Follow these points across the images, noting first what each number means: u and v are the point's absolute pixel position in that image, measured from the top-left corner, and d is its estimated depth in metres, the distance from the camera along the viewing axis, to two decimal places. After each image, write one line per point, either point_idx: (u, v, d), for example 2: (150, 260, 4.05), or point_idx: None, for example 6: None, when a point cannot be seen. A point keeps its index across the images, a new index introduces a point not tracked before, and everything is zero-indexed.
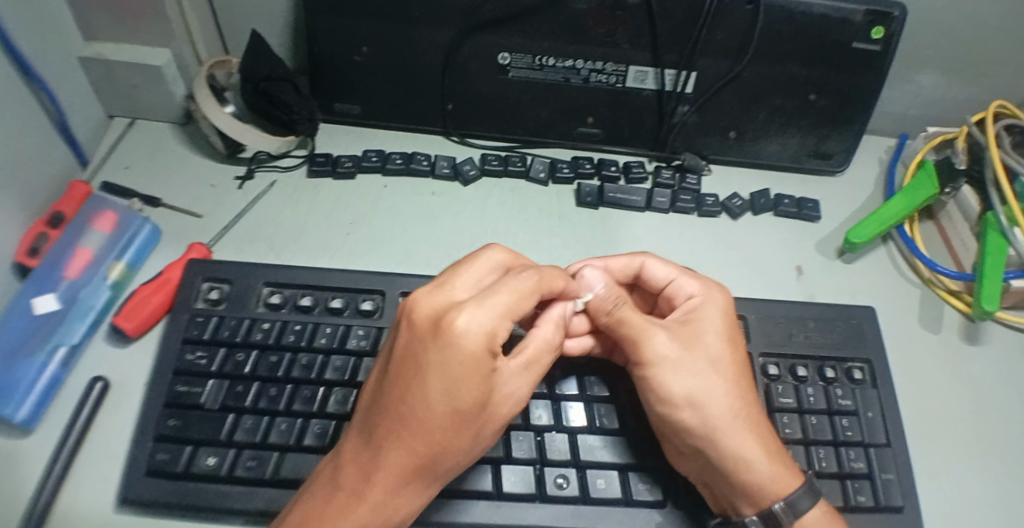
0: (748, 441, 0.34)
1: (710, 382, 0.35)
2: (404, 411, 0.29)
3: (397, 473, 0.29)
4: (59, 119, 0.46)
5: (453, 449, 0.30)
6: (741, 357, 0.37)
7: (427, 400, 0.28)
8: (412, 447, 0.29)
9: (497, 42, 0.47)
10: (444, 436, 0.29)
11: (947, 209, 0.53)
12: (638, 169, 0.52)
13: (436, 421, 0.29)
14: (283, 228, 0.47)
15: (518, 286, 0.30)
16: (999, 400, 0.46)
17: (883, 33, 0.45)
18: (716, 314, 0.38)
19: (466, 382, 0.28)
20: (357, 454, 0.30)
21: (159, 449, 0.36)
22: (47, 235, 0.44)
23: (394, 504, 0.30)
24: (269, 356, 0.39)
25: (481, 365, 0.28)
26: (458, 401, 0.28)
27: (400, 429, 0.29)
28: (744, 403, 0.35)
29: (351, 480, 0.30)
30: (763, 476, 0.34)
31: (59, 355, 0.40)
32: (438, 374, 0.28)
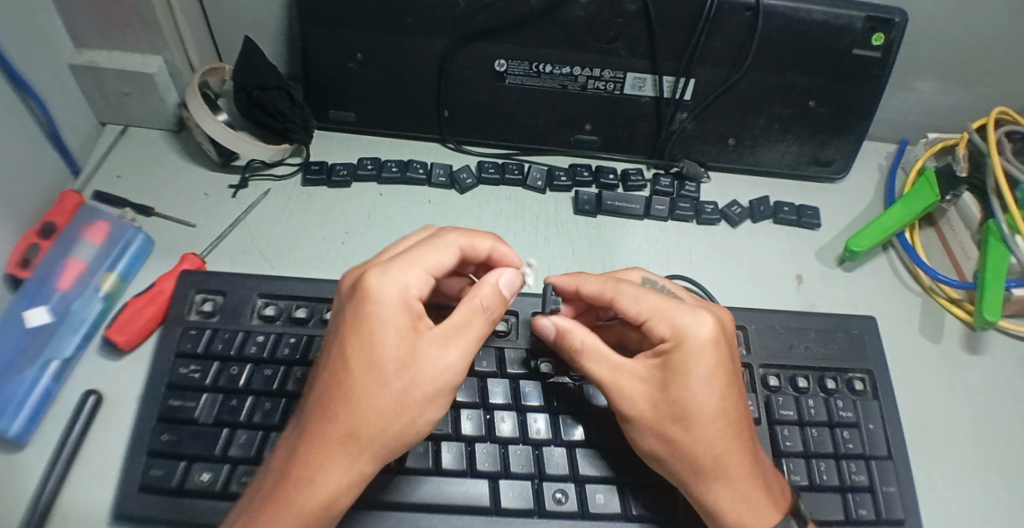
0: (718, 490, 0.33)
1: (677, 442, 0.33)
2: (331, 367, 0.30)
3: (323, 437, 0.29)
4: (50, 128, 0.45)
5: (376, 412, 0.29)
6: (729, 404, 0.33)
7: (345, 353, 0.29)
8: (335, 410, 0.29)
9: (494, 49, 0.47)
10: (365, 395, 0.29)
11: (948, 216, 0.53)
12: (637, 176, 0.51)
13: (357, 380, 0.29)
14: (277, 238, 0.47)
15: (438, 250, 0.33)
16: (1000, 411, 0.46)
17: (883, 40, 0.45)
18: (692, 358, 0.33)
19: (382, 337, 0.29)
20: (291, 435, 0.30)
21: (152, 464, 0.36)
22: (38, 246, 0.43)
23: (323, 483, 0.29)
24: (264, 370, 0.39)
25: (395, 314, 0.29)
26: (371, 349, 0.29)
27: (328, 387, 0.29)
28: (728, 451, 0.33)
29: (282, 459, 0.29)
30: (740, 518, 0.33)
31: (52, 369, 0.40)
32: (354, 322, 0.29)
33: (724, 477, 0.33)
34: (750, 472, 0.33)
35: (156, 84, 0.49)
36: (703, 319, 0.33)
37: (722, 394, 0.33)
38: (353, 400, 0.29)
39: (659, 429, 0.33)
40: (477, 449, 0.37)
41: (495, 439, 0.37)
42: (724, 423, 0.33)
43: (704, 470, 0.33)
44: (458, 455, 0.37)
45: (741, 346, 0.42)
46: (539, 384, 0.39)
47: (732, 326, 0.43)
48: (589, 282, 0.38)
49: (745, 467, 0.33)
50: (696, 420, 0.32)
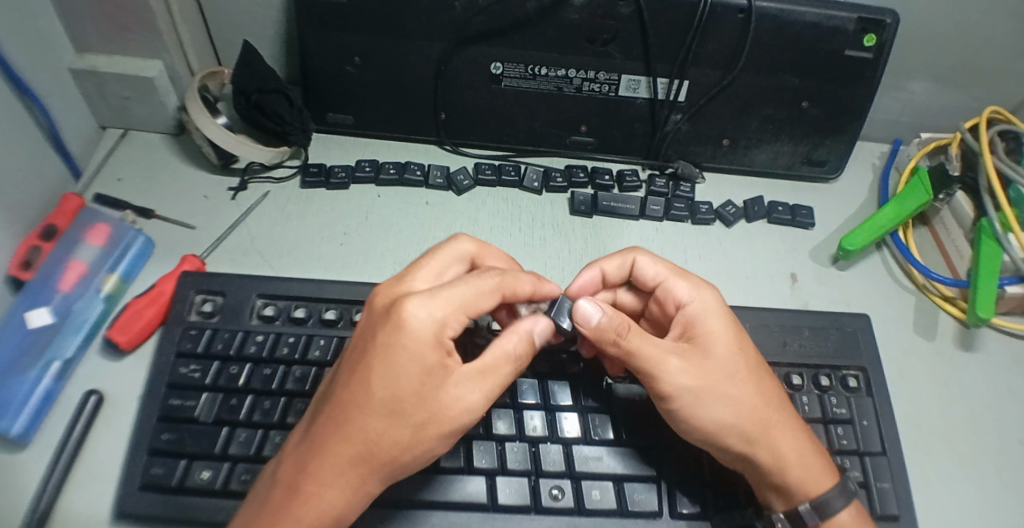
0: (776, 445, 0.34)
1: (738, 401, 0.34)
2: (351, 387, 0.30)
3: (332, 460, 0.29)
4: (51, 132, 0.46)
5: (392, 442, 0.30)
6: (753, 361, 0.36)
7: (367, 383, 0.29)
8: (348, 434, 0.29)
9: (489, 52, 0.47)
10: (379, 421, 0.29)
11: (941, 215, 0.53)
12: (632, 177, 0.52)
13: (375, 407, 0.29)
14: (276, 239, 0.47)
15: (482, 284, 0.32)
16: (993, 408, 0.46)
17: (875, 41, 0.46)
18: (716, 319, 0.36)
19: (409, 371, 0.29)
20: (296, 449, 0.31)
21: (153, 463, 0.36)
22: (40, 248, 0.44)
23: (325, 497, 0.29)
24: (264, 369, 0.39)
25: (424, 347, 0.29)
26: (394, 382, 0.29)
27: (342, 413, 0.30)
28: (769, 410, 0.35)
29: (287, 471, 0.30)
30: (795, 477, 0.34)
31: (53, 370, 0.40)
32: (382, 355, 0.29)
33: (777, 433, 0.35)
34: (796, 431, 0.35)
35: (156, 88, 0.49)
36: (711, 289, 0.37)
37: (750, 353, 0.36)
38: (363, 428, 0.29)
39: (723, 390, 0.34)
40: (473, 446, 0.37)
41: (492, 437, 0.38)
42: (762, 380, 0.36)
43: (759, 436, 0.34)
44: (455, 453, 0.37)
45: None
46: (536, 382, 0.40)
47: None
48: (608, 263, 0.40)
49: (789, 427, 0.35)
50: (737, 379, 0.34)
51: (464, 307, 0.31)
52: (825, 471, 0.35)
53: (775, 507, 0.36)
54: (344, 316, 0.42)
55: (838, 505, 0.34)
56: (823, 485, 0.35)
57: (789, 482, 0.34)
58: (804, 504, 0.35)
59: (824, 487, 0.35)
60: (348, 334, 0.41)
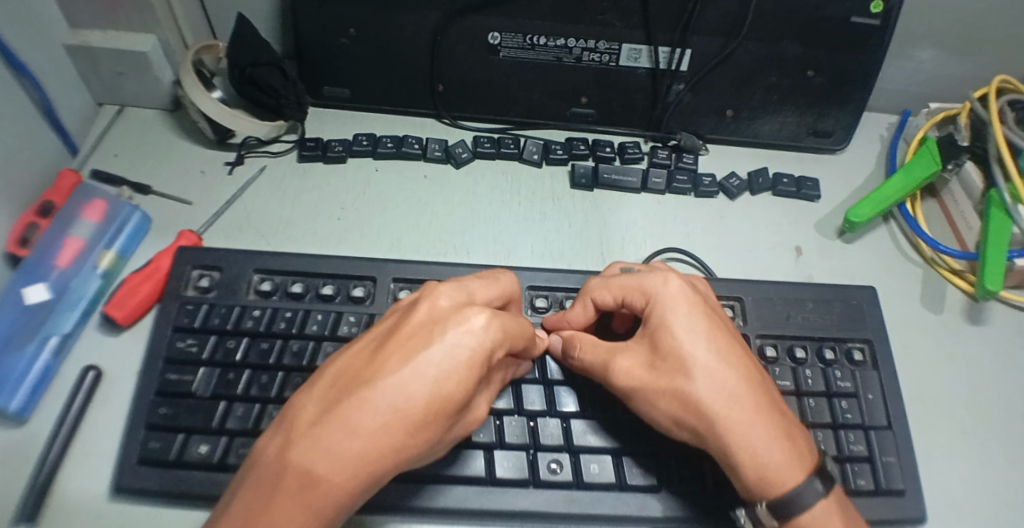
0: (732, 442, 0.31)
1: (682, 393, 0.32)
2: (398, 381, 0.28)
3: (355, 457, 0.27)
4: (47, 109, 0.45)
5: (419, 449, 0.28)
6: (720, 349, 0.33)
7: (419, 384, 0.27)
8: (382, 432, 0.27)
9: (486, 22, 0.46)
10: (418, 425, 0.28)
11: (950, 186, 0.52)
12: (634, 149, 0.51)
13: (422, 410, 0.27)
14: (273, 215, 0.47)
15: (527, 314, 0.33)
16: (1001, 382, 0.45)
17: (882, 7, 0.44)
18: (668, 314, 0.33)
19: (466, 378, 0.28)
20: (305, 431, 0.28)
21: (150, 437, 0.36)
22: (37, 225, 0.43)
23: (338, 489, 0.27)
24: (260, 343, 0.39)
25: (483, 359, 0.29)
26: (444, 382, 0.28)
27: (377, 407, 0.27)
28: (735, 399, 0.31)
29: (297, 457, 0.27)
30: (753, 475, 0.31)
31: (50, 345, 0.40)
32: (444, 359, 0.28)
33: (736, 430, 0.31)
34: (767, 413, 0.31)
35: (150, 64, 0.49)
36: (665, 280, 0.34)
37: (705, 345, 0.32)
38: (401, 431, 0.27)
39: (662, 390, 0.33)
40: None
41: (490, 411, 0.38)
42: (723, 372, 0.32)
43: (706, 431, 0.32)
44: None
45: (738, 317, 0.43)
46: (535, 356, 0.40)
47: (728, 297, 0.43)
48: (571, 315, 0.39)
49: (756, 416, 0.31)
50: (690, 369, 0.32)
51: (514, 333, 0.31)
52: (803, 457, 0.31)
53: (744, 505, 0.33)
54: (342, 291, 0.42)
55: (810, 499, 0.30)
56: (794, 479, 0.30)
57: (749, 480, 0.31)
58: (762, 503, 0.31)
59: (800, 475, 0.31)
60: (345, 310, 0.41)
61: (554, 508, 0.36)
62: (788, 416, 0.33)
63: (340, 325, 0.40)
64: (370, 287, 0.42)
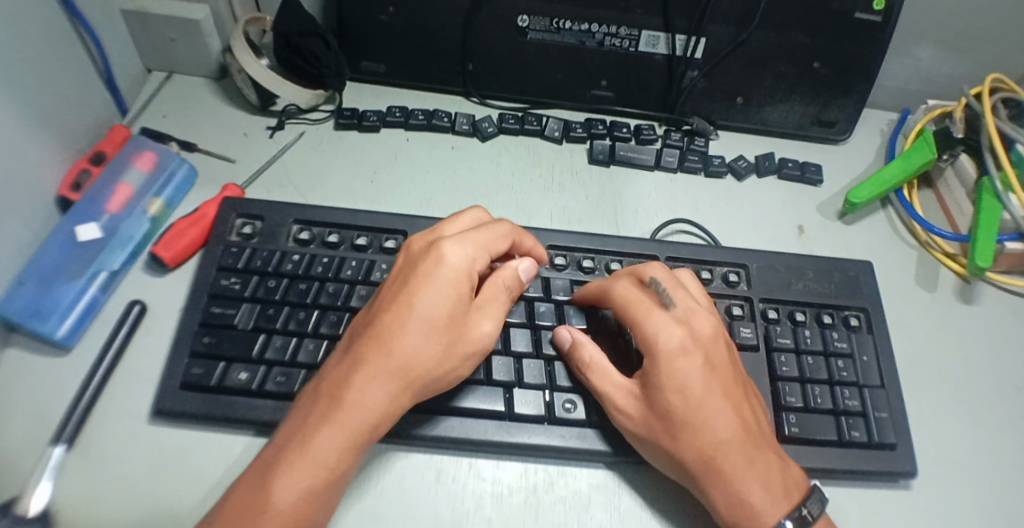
0: (716, 494, 0.34)
1: (675, 453, 0.35)
2: (397, 310, 0.34)
3: (374, 377, 0.32)
4: (104, 70, 0.49)
5: (429, 364, 0.33)
6: (711, 410, 0.35)
7: (410, 306, 0.34)
8: (391, 352, 0.33)
9: (517, 5, 0.50)
10: (419, 341, 0.33)
11: (945, 175, 0.55)
12: (649, 131, 0.54)
13: (419, 329, 0.33)
14: (310, 174, 0.50)
15: (495, 230, 0.38)
16: (988, 356, 0.48)
17: (884, 4, 0.49)
18: (669, 368, 0.35)
19: (447, 293, 0.35)
20: (335, 369, 0.33)
21: (194, 364, 0.40)
22: (89, 172, 0.47)
23: (366, 410, 0.32)
24: (298, 284, 0.42)
25: (459, 278, 0.35)
26: (431, 303, 0.34)
27: (383, 335, 0.33)
28: (721, 457, 0.34)
29: (329, 385, 0.33)
30: (736, 522, 0.34)
31: (99, 280, 0.43)
32: (421, 281, 0.35)
33: (716, 479, 0.34)
34: (749, 460, 0.34)
35: (201, 31, 0.52)
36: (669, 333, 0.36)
37: (697, 407, 0.35)
38: (408, 349, 0.33)
39: (659, 447, 0.36)
40: (494, 360, 0.41)
41: (510, 353, 0.41)
42: (707, 426, 0.35)
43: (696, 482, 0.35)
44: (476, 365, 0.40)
45: (743, 283, 0.46)
46: (553, 306, 0.43)
47: (735, 263, 0.46)
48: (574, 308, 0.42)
49: (741, 471, 0.34)
50: (682, 433, 0.35)
51: (488, 247, 0.37)
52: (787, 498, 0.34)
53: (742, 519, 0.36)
54: (374, 243, 0.45)
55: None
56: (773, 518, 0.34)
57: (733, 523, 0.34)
58: None
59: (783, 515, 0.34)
60: (378, 258, 0.44)
61: (569, 442, 0.39)
62: (769, 455, 0.35)
63: (373, 272, 0.43)
64: (401, 240, 0.45)
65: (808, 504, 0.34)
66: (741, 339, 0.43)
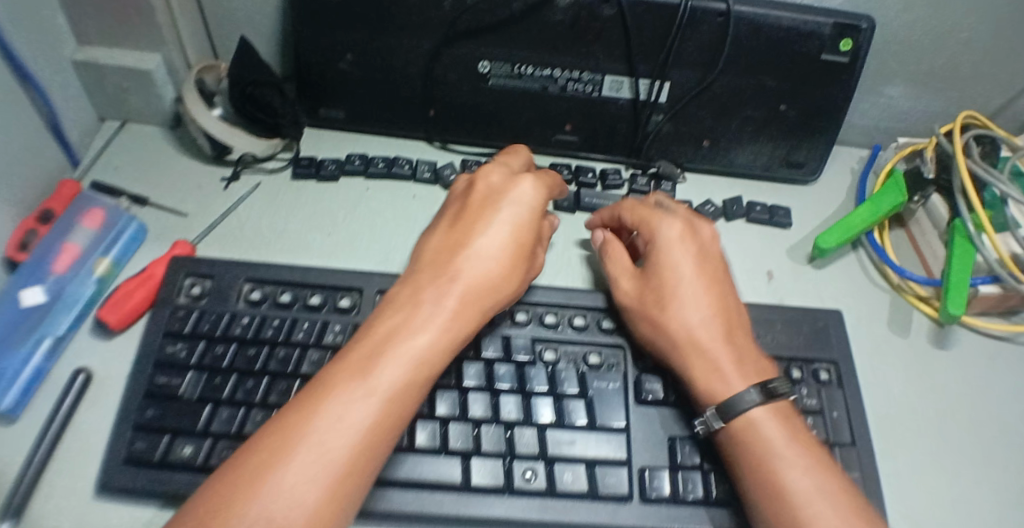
0: (689, 361, 0.39)
1: (659, 322, 0.40)
2: (465, 247, 0.40)
3: (442, 309, 0.37)
4: (54, 122, 0.48)
5: (491, 299, 0.39)
6: (693, 291, 0.41)
7: (478, 244, 0.40)
8: (462, 282, 0.38)
9: (477, 51, 0.49)
10: (486, 274, 0.39)
11: (916, 216, 0.55)
12: (615, 175, 0.53)
13: (489, 262, 0.40)
14: (266, 227, 0.48)
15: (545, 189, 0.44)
16: (964, 403, 0.47)
17: (851, 45, 0.47)
18: (664, 254, 0.42)
19: (513, 233, 0.41)
20: (398, 304, 0.37)
21: (137, 438, 0.37)
22: (36, 231, 0.45)
23: (432, 341, 0.35)
24: (247, 349, 0.41)
25: (519, 221, 0.42)
26: (499, 240, 0.41)
27: (452, 272, 0.39)
28: (703, 329, 0.39)
29: (386, 328, 0.35)
30: (699, 370, 0.38)
31: (44, 346, 0.42)
32: (486, 223, 0.42)
33: (692, 355, 0.39)
34: (719, 348, 0.38)
35: (154, 81, 0.51)
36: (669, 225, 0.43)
37: (682, 277, 0.41)
38: (478, 279, 0.39)
39: (639, 312, 0.42)
40: (450, 428, 0.39)
41: (467, 420, 0.40)
42: (688, 312, 0.40)
43: (680, 347, 0.39)
44: (432, 433, 0.39)
45: None
46: (513, 367, 0.42)
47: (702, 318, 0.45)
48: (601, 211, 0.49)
49: (715, 343, 0.39)
50: (671, 302, 0.40)
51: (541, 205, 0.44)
52: (749, 376, 0.37)
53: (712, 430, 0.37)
54: (328, 301, 0.43)
55: (744, 403, 0.36)
56: (739, 386, 0.37)
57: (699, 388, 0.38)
58: (708, 412, 0.37)
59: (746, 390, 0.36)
60: (331, 319, 0.43)
61: (529, 515, 0.37)
62: (743, 344, 0.40)
63: (326, 334, 0.41)
64: (356, 298, 0.43)
65: (773, 382, 0.37)
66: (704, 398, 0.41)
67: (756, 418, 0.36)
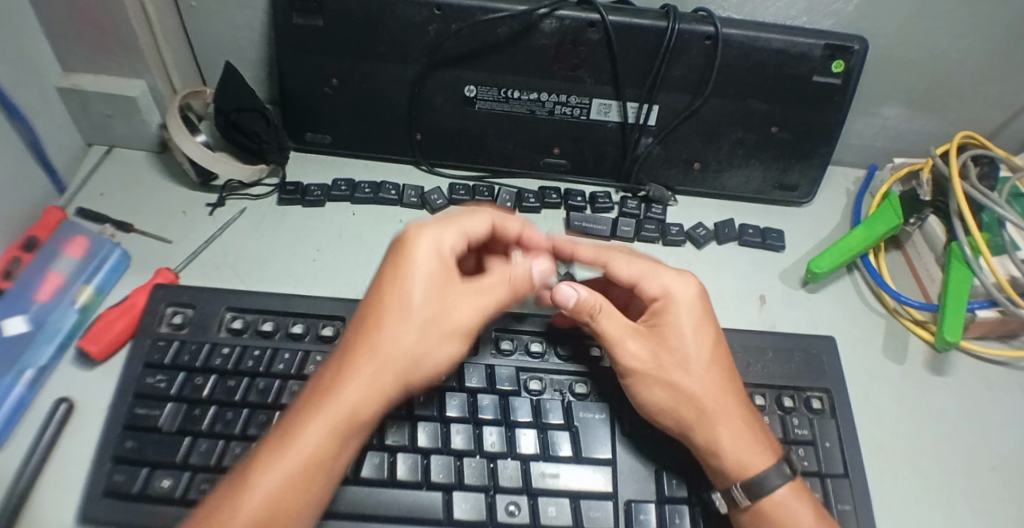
0: (712, 434, 0.36)
1: (677, 387, 0.37)
2: (375, 303, 0.34)
3: (360, 375, 0.32)
4: (39, 150, 0.47)
5: (413, 354, 0.33)
6: (719, 355, 0.38)
7: (392, 296, 0.34)
8: (377, 342, 0.33)
9: (463, 76, 0.49)
10: (399, 331, 0.33)
11: (913, 239, 0.54)
12: (604, 199, 0.53)
13: (400, 318, 0.33)
14: (249, 255, 0.48)
15: (478, 219, 0.39)
16: (962, 429, 0.46)
17: (843, 67, 0.47)
18: (678, 312, 0.39)
19: (432, 282, 0.34)
20: (325, 370, 0.34)
21: (116, 470, 0.37)
22: (21, 259, 0.45)
23: (349, 407, 0.32)
24: (228, 381, 0.40)
25: (434, 265, 0.35)
26: (415, 292, 0.34)
27: (369, 330, 0.33)
28: (723, 397, 0.37)
29: (312, 392, 0.33)
30: (724, 445, 0.36)
31: (26, 377, 0.41)
32: (396, 270, 0.34)
33: (711, 426, 0.36)
34: (733, 420, 0.36)
35: (139, 107, 0.51)
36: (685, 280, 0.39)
37: (700, 343, 0.38)
38: (394, 336, 0.33)
39: (654, 376, 0.37)
40: (432, 460, 0.37)
41: (450, 451, 0.38)
42: (703, 380, 0.37)
43: (698, 417, 0.36)
44: (413, 466, 0.37)
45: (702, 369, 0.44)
46: (495, 396, 0.40)
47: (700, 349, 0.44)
48: (584, 250, 0.43)
49: (734, 414, 0.36)
50: (688, 368, 0.37)
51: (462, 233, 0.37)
52: (767, 448, 0.36)
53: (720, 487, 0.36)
54: (311, 330, 0.42)
55: (773, 482, 0.35)
56: (762, 461, 0.36)
57: (721, 464, 0.36)
58: (736, 486, 0.35)
59: (756, 471, 0.35)
60: (313, 349, 0.42)
61: None
62: (748, 408, 0.38)
63: (307, 365, 0.40)
64: (339, 327, 0.42)
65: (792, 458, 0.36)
66: None
67: (782, 499, 0.35)
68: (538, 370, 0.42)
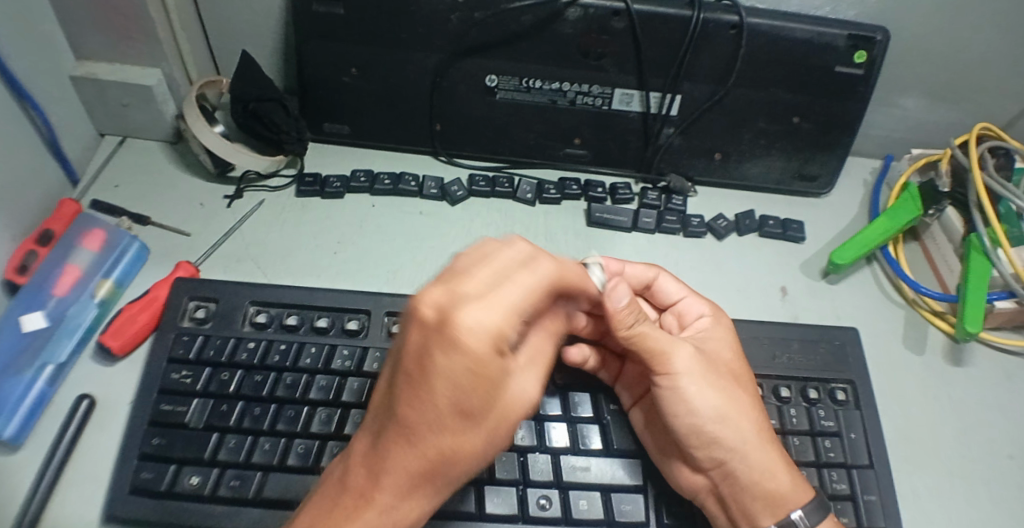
0: (769, 452, 0.36)
1: (735, 398, 0.37)
2: (409, 415, 0.24)
3: (404, 479, 0.27)
4: (52, 140, 0.46)
5: (466, 456, 0.26)
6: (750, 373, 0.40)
7: (428, 411, 0.23)
8: (418, 454, 0.25)
9: (484, 66, 0.48)
10: (450, 441, 0.25)
11: (931, 230, 0.54)
12: (625, 190, 0.52)
13: (445, 430, 0.24)
14: (270, 247, 0.47)
15: (529, 283, 0.23)
16: (981, 420, 0.46)
17: (866, 57, 0.46)
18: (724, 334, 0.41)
19: (479, 396, 0.23)
20: (364, 454, 0.28)
21: (143, 467, 0.36)
22: (36, 252, 0.44)
23: (399, 507, 0.28)
24: (254, 376, 0.39)
25: (484, 370, 0.22)
26: (466, 411, 0.23)
27: (405, 437, 0.25)
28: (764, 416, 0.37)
29: (355, 478, 0.28)
30: (780, 468, 0.36)
31: (46, 373, 0.40)
32: (436, 387, 0.22)
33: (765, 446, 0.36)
34: (776, 446, 0.37)
35: (155, 96, 0.50)
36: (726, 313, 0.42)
37: (743, 365, 0.40)
38: (440, 449, 0.25)
39: (713, 385, 0.37)
40: None
41: None
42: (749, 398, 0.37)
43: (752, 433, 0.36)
44: None
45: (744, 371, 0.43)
46: None
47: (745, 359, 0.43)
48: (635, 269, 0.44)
49: (773, 438, 0.37)
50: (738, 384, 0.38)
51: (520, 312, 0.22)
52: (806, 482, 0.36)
53: (763, 522, 0.36)
54: (335, 324, 0.42)
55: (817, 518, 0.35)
56: (808, 494, 0.35)
57: (779, 489, 0.35)
58: (794, 513, 0.35)
59: (794, 505, 0.35)
60: (339, 342, 0.41)
61: None
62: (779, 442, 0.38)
63: (334, 359, 0.40)
64: (364, 321, 0.42)
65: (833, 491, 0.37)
66: (789, 426, 0.40)
67: None
68: (563, 362, 0.42)
